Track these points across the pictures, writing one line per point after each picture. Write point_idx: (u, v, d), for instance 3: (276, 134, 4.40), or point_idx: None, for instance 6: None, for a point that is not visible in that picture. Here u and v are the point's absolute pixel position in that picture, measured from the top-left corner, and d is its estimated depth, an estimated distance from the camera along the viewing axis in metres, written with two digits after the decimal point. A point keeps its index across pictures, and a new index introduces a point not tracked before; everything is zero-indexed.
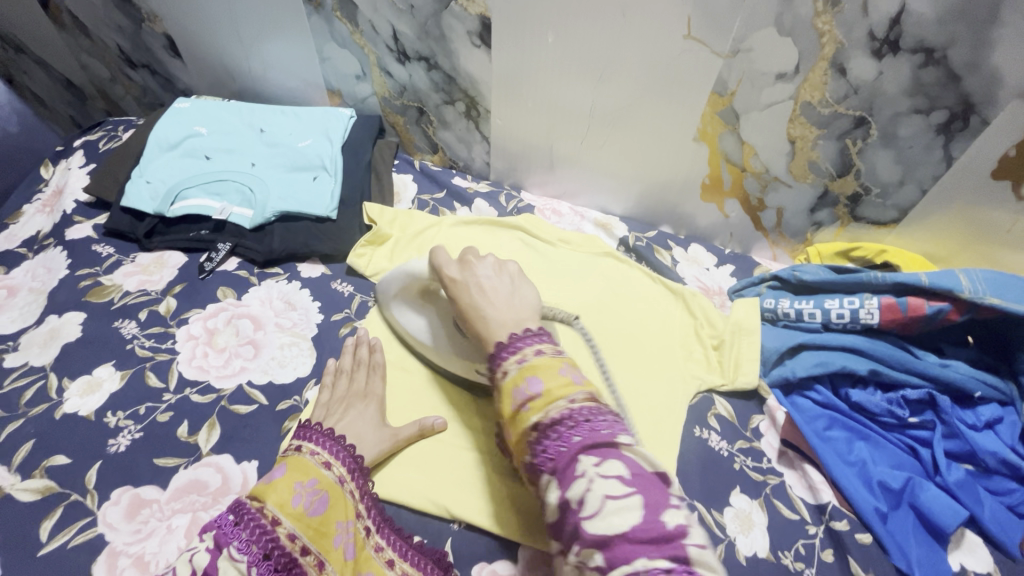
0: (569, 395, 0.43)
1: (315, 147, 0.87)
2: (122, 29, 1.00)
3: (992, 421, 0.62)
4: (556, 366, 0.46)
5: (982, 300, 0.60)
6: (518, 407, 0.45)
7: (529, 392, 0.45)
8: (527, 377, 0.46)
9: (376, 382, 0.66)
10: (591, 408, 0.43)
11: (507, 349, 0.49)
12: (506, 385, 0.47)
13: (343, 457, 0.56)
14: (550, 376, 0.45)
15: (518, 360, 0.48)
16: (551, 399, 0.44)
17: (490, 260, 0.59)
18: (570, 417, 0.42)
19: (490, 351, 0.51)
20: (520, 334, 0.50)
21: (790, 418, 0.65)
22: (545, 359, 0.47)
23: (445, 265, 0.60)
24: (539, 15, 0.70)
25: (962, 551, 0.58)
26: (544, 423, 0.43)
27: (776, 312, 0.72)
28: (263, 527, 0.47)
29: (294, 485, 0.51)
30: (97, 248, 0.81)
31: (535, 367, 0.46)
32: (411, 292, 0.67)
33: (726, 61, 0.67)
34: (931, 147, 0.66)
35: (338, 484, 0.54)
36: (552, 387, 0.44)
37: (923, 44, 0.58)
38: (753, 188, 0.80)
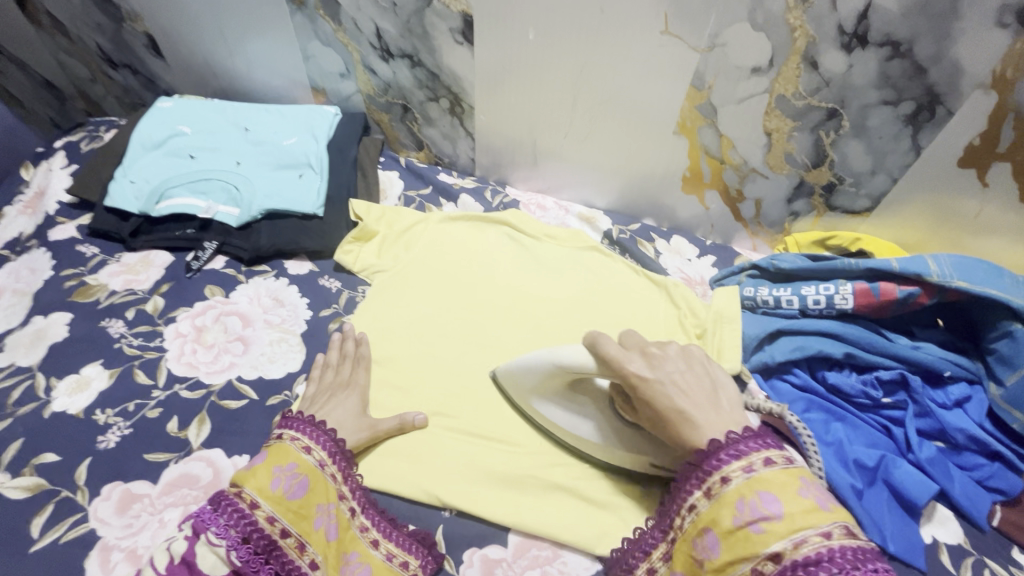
0: (820, 527, 0.40)
1: (300, 144, 0.87)
2: (102, 28, 1.00)
3: (961, 400, 0.65)
4: (794, 486, 0.43)
5: (949, 283, 0.63)
6: (744, 524, 0.43)
7: (766, 513, 0.42)
8: (758, 491, 0.43)
9: (360, 374, 0.67)
10: (850, 546, 0.39)
11: (727, 453, 0.46)
12: (726, 494, 0.45)
13: (326, 442, 0.57)
14: (791, 498, 0.42)
15: (743, 469, 0.45)
16: (795, 527, 0.40)
17: (676, 349, 0.53)
18: (827, 559, 0.39)
19: (691, 460, 0.48)
20: (738, 436, 0.47)
21: (770, 402, 0.68)
22: (780, 473, 0.44)
23: (625, 357, 0.52)
24: (522, 13, 0.72)
25: (933, 525, 0.61)
26: (796, 558, 0.39)
27: (756, 300, 0.75)
28: (241, 512, 0.49)
29: (273, 469, 0.52)
30: (81, 248, 0.81)
31: (767, 483, 0.43)
32: (557, 379, 0.59)
33: (703, 56, 0.69)
34: (900, 137, 0.68)
35: (319, 469, 0.55)
36: (793, 511, 0.41)
37: (889, 37, 0.60)
38: (732, 180, 0.82)
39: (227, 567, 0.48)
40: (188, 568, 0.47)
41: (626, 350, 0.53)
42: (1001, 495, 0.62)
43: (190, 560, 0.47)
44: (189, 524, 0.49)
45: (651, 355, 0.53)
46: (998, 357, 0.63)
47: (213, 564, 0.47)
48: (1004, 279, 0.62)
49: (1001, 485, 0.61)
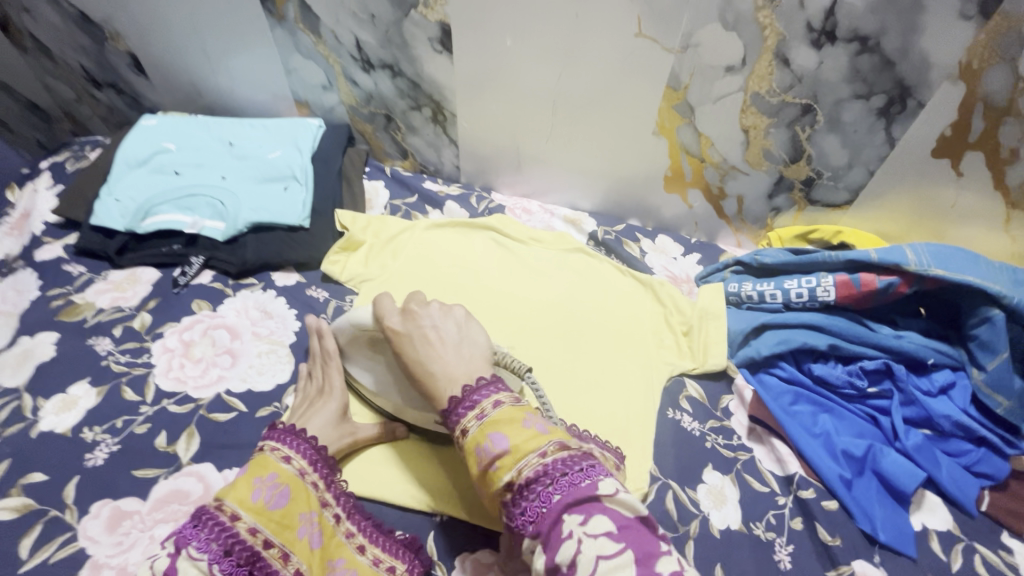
0: (539, 450, 0.44)
1: (284, 157, 0.87)
2: (86, 50, 1.00)
3: (945, 386, 0.66)
4: (518, 419, 0.47)
5: (927, 271, 0.64)
6: (486, 467, 0.46)
7: (495, 449, 0.45)
8: (489, 433, 0.46)
9: (335, 376, 0.66)
10: (561, 458, 0.44)
11: (463, 406, 0.49)
12: (469, 444, 0.48)
13: (305, 451, 0.57)
14: (515, 431, 0.46)
15: (477, 416, 0.48)
16: (520, 455, 0.44)
17: (435, 306, 0.58)
18: (545, 475, 0.43)
19: (446, 409, 0.51)
20: (475, 386, 0.51)
21: (757, 395, 0.68)
22: (507, 413, 0.48)
23: (387, 315, 0.58)
24: (498, 20, 0.73)
25: (924, 512, 0.61)
26: (517, 482, 0.44)
27: (740, 295, 0.75)
28: (222, 525, 0.48)
29: (254, 480, 0.52)
30: (68, 268, 0.81)
31: (496, 423, 0.47)
32: (359, 338, 0.63)
33: (677, 57, 0.70)
34: (874, 129, 0.69)
35: (300, 477, 0.55)
36: (517, 442, 0.45)
37: (857, 33, 0.61)
38: (712, 178, 0.83)
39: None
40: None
41: (395, 308, 0.59)
42: (989, 480, 0.62)
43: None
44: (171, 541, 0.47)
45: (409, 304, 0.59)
46: (979, 343, 0.63)
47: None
48: (981, 266, 0.63)
49: (988, 470, 0.62)
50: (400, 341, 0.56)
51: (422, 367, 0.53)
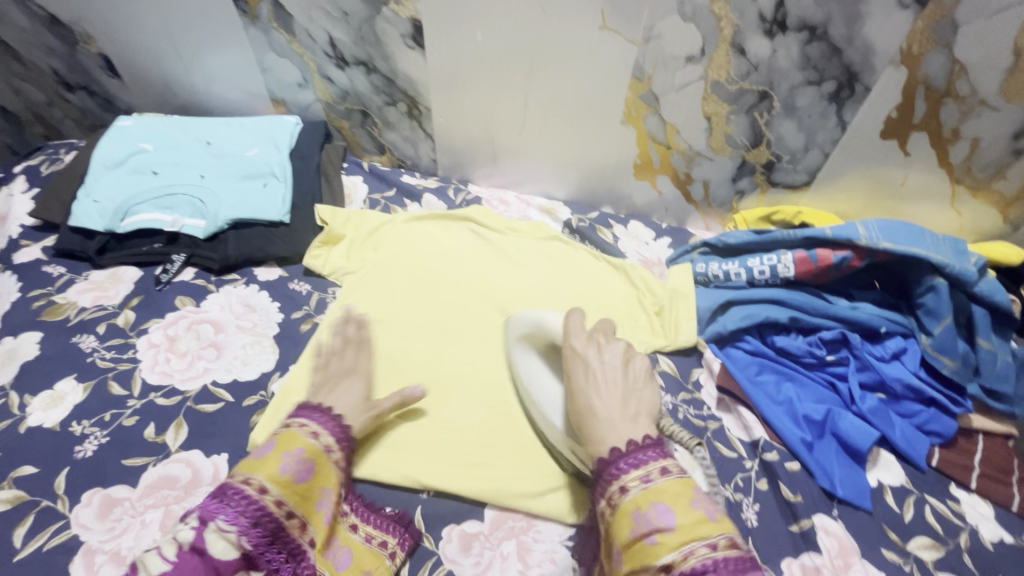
0: (704, 536, 0.42)
1: (262, 154, 0.89)
2: (55, 52, 1.00)
3: (897, 352, 0.70)
4: (686, 497, 0.45)
5: (877, 245, 0.68)
6: (640, 536, 0.44)
7: (659, 524, 0.44)
8: (653, 502, 0.46)
9: (363, 359, 0.69)
10: (739, 559, 0.41)
11: (626, 462, 0.50)
12: (624, 504, 0.47)
13: (332, 429, 0.59)
14: (683, 509, 0.44)
15: (642, 477, 0.48)
16: (685, 537, 0.43)
17: (620, 346, 0.62)
18: (709, 566, 0.41)
19: (595, 464, 0.52)
20: (640, 444, 0.51)
21: (724, 367, 0.72)
22: (675, 484, 0.47)
23: (574, 331, 0.64)
24: (468, 15, 0.75)
25: (879, 469, 0.65)
26: (677, 564, 0.41)
27: (708, 275, 0.79)
28: (249, 498, 0.50)
29: (282, 456, 0.54)
30: (48, 269, 0.81)
31: (660, 492, 0.46)
32: (539, 338, 0.69)
33: (640, 49, 0.73)
34: (827, 114, 0.74)
35: (326, 455, 0.57)
36: (683, 518, 0.44)
37: (806, 22, 0.65)
38: (680, 164, 0.87)
39: (237, 552, 0.48)
40: (199, 556, 0.46)
41: (586, 333, 0.64)
42: (938, 438, 0.67)
43: (200, 547, 0.46)
44: (195, 515, 0.48)
45: (639, 363, 0.61)
46: (926, 310, 0.68)
47: (225, 550, 0.47)
48: (926, 239, 0.68)
49: (937, 428, 0.67)
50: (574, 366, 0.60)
51: (582, 399, 0.57)
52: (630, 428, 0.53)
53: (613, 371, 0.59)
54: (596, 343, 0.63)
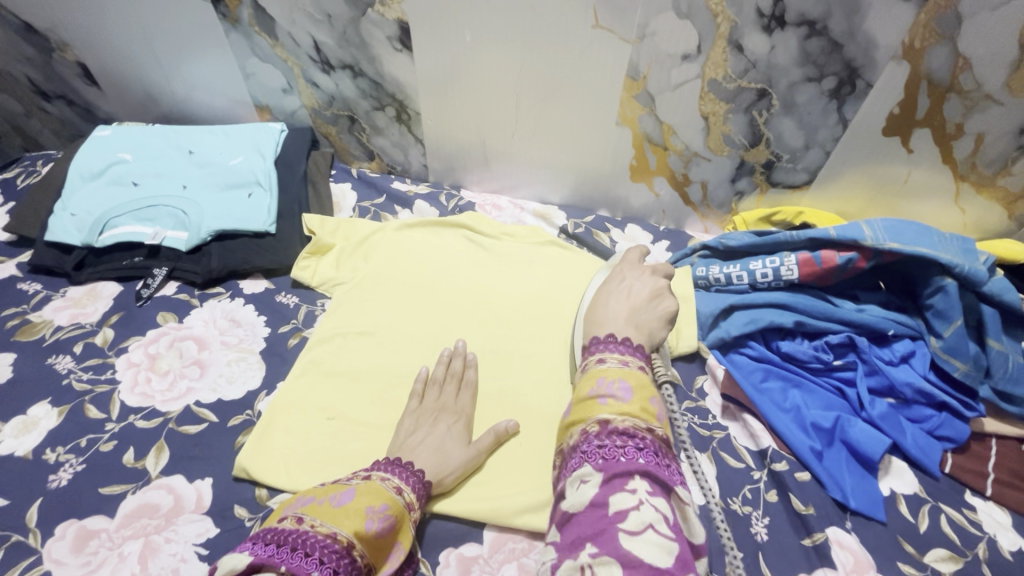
0: (650, 422, 0.49)
1: (246, 163, 0.86)
2: (31, 62, 0.97)
3: (906, 355, 0.68)
4: (649, 390, 0.52)
5: (883, 245, 0.66)
6: (595, 396, 0.51)
7: (615, 394, 0.50)
8: (620, 378, 0.52)
9: (465, 398, 0.67)
10: (659, 448, 0.47)
11: (617, 348, 0.57)
12: (596, 370, 0.55)
13: (414, 483, 0.56)
14: (642, 396, 0.51)
15: (619, 361, 0.55)
16: (632, 413, 0.49)
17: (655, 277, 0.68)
18: (639, 443, 0.46)
19: (589, 339, 0.61)
20: (622, 341, 0.58)
21: (729, 374, 0.70)
22: (643, 378, 0.53)
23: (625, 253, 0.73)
24: (457, 15, 0.72)
25: (892, 477, 0.63)
26: (613, 424, 0.48)
27: (709, 279, 0.77)
28: (339, 551, 0.45)
29: (366, 509, 0.49)
30: (23, 286, 0.78)
31: (626, 376, 0.52)
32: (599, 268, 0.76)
33: (635, 47, 0.71)
34: (827, 111, 0.71)
35: (407, 512, 0.53)
36: (638, 399, 0.50)
37: (805, 17, 0.63)
38: (677, 165, 0.85)
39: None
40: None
41: (639, 264, 0.71)
42: (950, 443, 0.65)
43: None
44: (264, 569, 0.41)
45: (670, 304, 0.66)
46: (935, 311, 0.66)
47: None
48: (933, 238, 0.66)
49: (950, 433, 0.64)
50: (610, 273, 0.70)
51: (602, 294, 0.66)
52: (619, 330, 0.60)
53: (640, 291, 0.65)
54: (640, 271, 0.70)
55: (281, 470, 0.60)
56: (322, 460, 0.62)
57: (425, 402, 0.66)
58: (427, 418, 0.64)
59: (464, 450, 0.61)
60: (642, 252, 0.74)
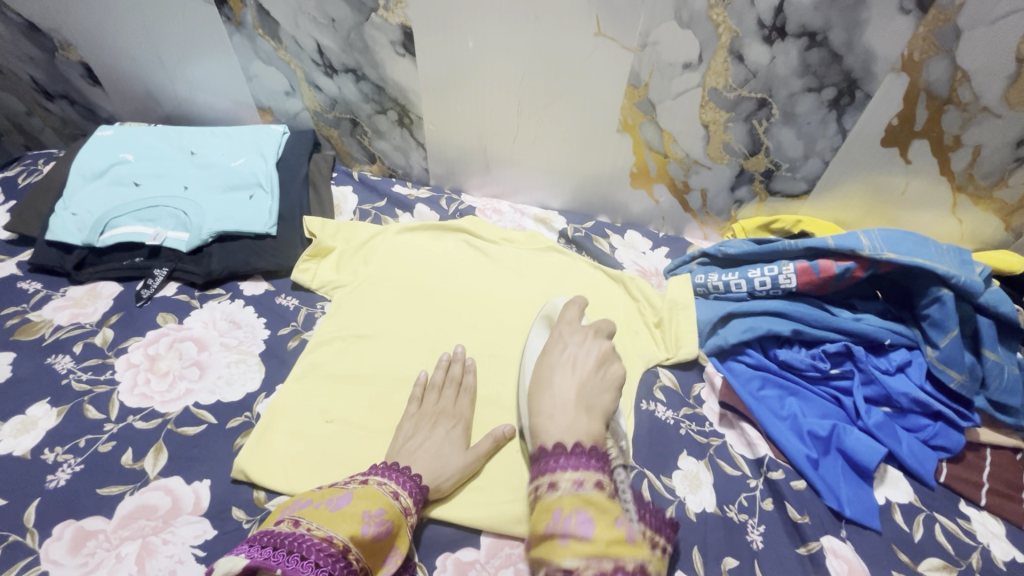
0: (620, 557, 0.47)
1: (248, 165, 0.86)
2: (35, 61, 0.97)
3: (902, 364, 0.68)
4: (611, 515, 0.50)
5: (881, 255, 0.66)
6: (556, 536, 0.49)
7: (576, 532, 0.48)
8: (579, 511, 0.50)
9: (463, 404, 0.67)
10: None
11: (563, 462, 0.56)
12: (549, 502, 0.53)
13: (410, 488, 0.56)
14: (604, 524, 0.49)
15: (574, 484, 0.53)
16: (600, 548, 0.47)
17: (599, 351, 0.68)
18: None
19: (534, 450, 0.59)
20: (572, 450, 0.57)
21: (726, 382, 0.70)
22: (602, 497, 0.52)
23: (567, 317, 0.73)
24: (460, 21, 0.73)
25: (887, 486, 0.63)
26: (583, 567, 0.46)
27: (707, 286, 0.77)
28: (333, 555, 0.46)
29: (363, 515, 0.51)
30: (23, 285, 0.78)
31: (585, 502, 0.51)
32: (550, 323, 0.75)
33: (637, 55, 0.71)
34: (826, 121, 0.72)
35: (405, 516, 0.54)
36: (601, 533, 0.48)
37: (805, 28, 0.64)
38: (677, 173, 0.85)
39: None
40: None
41: (579, 325, 0.72)
42: (945, 452, 0.65)
43: None
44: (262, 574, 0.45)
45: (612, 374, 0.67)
46: (931, 321, 0.66)
47: None
48: (930, 248, 0.66)
49: (945, 442, 0.65)
50: (550, 342, 0.70)
51: (544, 371, 0.66)
52: (568, 420, 0.60)
53: (585, 360, 0.67)
54: (581, 334, 0.71)
55: (281, 472, 0.61)
56: (322, 463, 0.62)
57: (423, 406, 0.66)
58: (425, 423, 0.64)
59: (461, 454, 0.62)
60: (579, 308, 0.75)
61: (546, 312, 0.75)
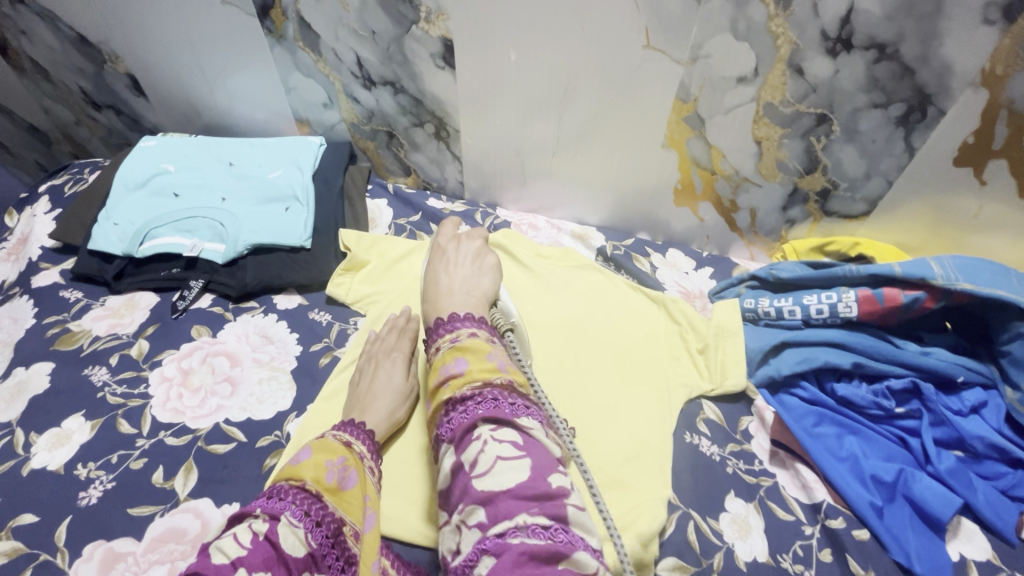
0: (486, 377, 0.53)
1: (285, 177, 0.85)
2: (84, 72, 0.99)
3: (976, 406, 0.62)
4: (484, 352, 0.56)
5: (955, 285, 0.61)
6: (441, 381, 0.55)
7: (453, 371, 0.55)
8: (456, 357, 0.56)
9: (404, 344, 0.71)
10: (502, 391, 0.51)
11: (444, 329, 0.61)
12: (435, 362, 0.58)
13: (362, 438, 0.59)
14: (476, 360, 0.55)
15: (451, 339, 0.59)
16: (470, 377, 0.53)
17: (472, 248, 0.75)
18: (477, 395, 0.51)
19: (433, 322, 0.64)
20: (455, 318, 0.62)
21: (779, 417, 0.65)
22: (474, 341, 0.58)
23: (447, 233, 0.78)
24: (501, 33, 0.71)
25: (961, 541, 0.58)
26: (453, 397, 0.53)
27: (757, 312, 0.73)
28: (308, 498, 0.50)
29: (325, 462, 0.53)
30: (65, 294, 0.79)
31: (464, 350, 0.56)
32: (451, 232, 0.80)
33: (687, 68, 0.68)
34: (893, 139, 0.67)
35: (361, 461, 0.57)
36: (473, 367, 0.54)
37: (874, 40, 0.59)
38: (724, 190, 0.81)
39: (304, 550, 0.46)
40: (273, 547, 0.45)
41: (455, 234, 0.78)
42: None
43: (274, 538, 0.45)
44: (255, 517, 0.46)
45: (490, 260, 0.73)
46: (1012, 359, 0.60)
47: (294, 544, 0.46)
48: (1011, 279, 0.60)
49: None
50: (433, 253, 0.75)
51: (431, 274, 0.71)
52: (462, 297, 0.66)
53: (461, 258, 0.73)
54: (457, 240, 0.77)
55: None
56: None
57: (370, 355, 0.70)
58: (396, 402, 0.66)
59: (404, 380, 0.68)
60: (456, 223, 0.80)
61: (428, 241, 0.80)
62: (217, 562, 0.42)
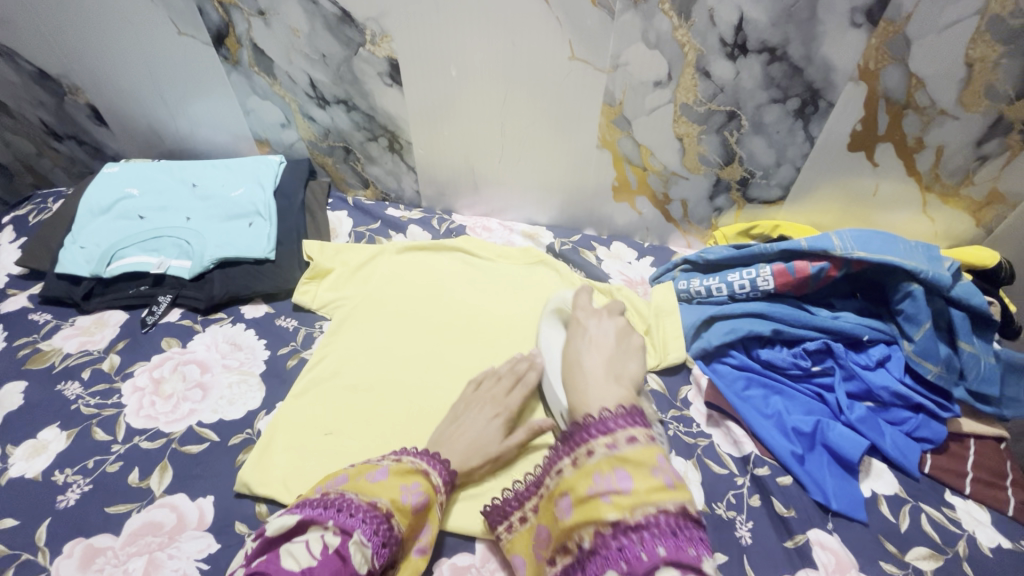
0: (659, 502, 0.42)
1: (247, 194, 0.89)
2: (45, 105, 1.02)
3: (882, 359, 0.70)
4: (647, 465, 0.45)
5: (852, 254, 0.69)
6: (597, 495, 0.45)
7: (616, 486, 0.44)
8: (615, 469, 0.46)
9: (514, 396, 0.68)
10: (680, 520, 0.42)
11: (596, 429, 0.50)
12: (587, 465, 0.48)
13: (440, 471, 0.59)
14: (641, 477, 0.44)
15: (608, 444, 0.48)
16: (639, 500, 0.43)
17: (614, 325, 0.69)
18: (655, 526, 0.41)
19: (577, 421, 0.54)
20: (614, 414, 0.51)
21: (712, 383, 0.72)
22: (639, 451, 0.47)
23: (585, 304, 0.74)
24: (442, 50, 0.77)
25: (872, 478, 0.65)
26: (624, 521, 0.42)
27: (690, 292, 0.80)
28: (380, 517, 0.50)
29: (401, 486, 0.54)
30: (34, 316, 0.82)
31: (624, 459, 0.46)
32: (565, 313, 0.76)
33: (609, 76, 0.75)
34: (794, 130, 0.75)
35: (435, 493, 0.57)
36: (641, 486, 0.44)
37: (765, 44, 0.67)
38: (657, 184, 0.88)
39: (367, 568, 0.47)
40: (341, 562, 0.46)
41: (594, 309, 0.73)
42: (929, 444, 0.66)
43: (343, 552, 0.46)
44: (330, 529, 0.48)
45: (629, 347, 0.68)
46: (905, 316, 0.69)
47: (361, 563, 0.47)
48: (898, 246, 0.69)
49: (927, 434, 0.66)
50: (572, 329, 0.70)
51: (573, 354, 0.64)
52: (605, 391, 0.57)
53: (605, 339, 0.66)
54: (597, 317, 0.71)
55: (281, 483, 0.63)
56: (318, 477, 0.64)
57: (479, 390, 0.70)
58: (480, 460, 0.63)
59: (499, 444, 0.64)
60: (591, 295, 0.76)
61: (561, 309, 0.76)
62: (287, 565, 0.45)
